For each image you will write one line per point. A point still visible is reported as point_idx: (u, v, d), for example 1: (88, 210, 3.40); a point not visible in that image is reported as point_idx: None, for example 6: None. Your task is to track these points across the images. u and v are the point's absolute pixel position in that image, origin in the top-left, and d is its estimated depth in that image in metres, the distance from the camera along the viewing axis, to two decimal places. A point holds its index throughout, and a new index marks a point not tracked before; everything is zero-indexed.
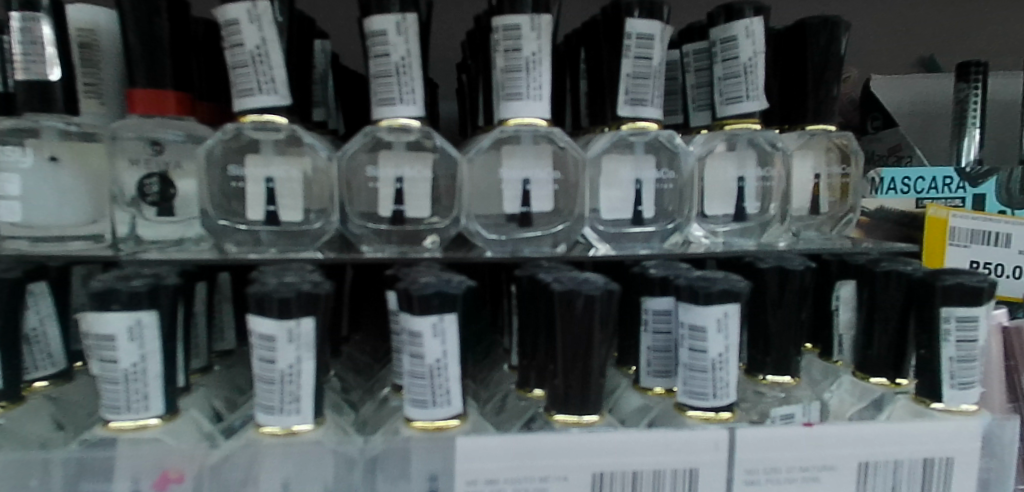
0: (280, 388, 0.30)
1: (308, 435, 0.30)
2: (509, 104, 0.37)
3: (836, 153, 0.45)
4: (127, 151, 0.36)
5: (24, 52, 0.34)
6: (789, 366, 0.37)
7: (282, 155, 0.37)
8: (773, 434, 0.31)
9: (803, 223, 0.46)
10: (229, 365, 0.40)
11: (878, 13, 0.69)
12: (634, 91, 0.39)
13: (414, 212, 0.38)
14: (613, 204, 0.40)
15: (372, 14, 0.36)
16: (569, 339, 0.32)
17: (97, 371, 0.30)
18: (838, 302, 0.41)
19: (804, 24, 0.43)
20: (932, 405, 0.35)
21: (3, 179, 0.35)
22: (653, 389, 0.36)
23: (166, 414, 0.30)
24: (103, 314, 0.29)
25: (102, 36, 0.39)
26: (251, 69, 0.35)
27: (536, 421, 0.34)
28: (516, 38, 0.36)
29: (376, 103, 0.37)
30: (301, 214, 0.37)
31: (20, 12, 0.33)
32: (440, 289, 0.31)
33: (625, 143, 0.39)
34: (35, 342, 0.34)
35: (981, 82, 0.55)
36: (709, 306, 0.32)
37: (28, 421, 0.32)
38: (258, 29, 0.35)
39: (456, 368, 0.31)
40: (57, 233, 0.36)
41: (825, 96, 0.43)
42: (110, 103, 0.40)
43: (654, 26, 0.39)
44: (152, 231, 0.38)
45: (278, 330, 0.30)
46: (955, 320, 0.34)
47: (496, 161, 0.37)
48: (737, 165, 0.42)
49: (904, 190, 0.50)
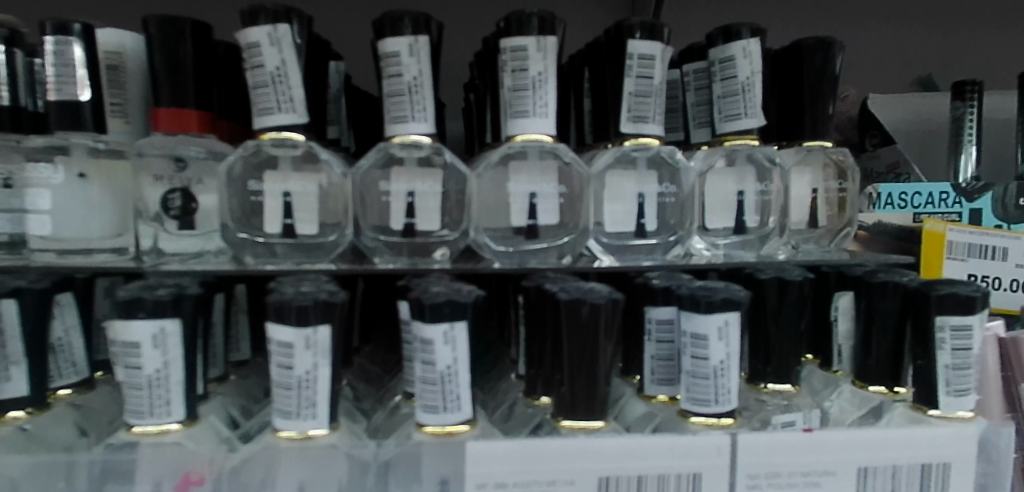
0: (297, 393, 0.31)
1: (323, 440, 0.31)
2: (516, 122, 0.38)
3: (833, 168, 0.47)
4: (151, 168, 0.38)
5: (57, 74, 0.36)
6: (789, 375, 0.38)
7: (299, 171, 0.38)
8: (773, 439, 0.32)
9: (802, 237, 0.48)
10: (244, 375, 0.41)
11: (876, 34, 0.71)
12: (635, 109, 0.40)
13: (424, 225, 0.39)
14: (617, 218, 0.41)
15: (386, 37, 0.38)
16: (575, 346, 0.34)
17: (122, 377, 0.31)
18: (837, 312, 0.42)
19: (800, 45, 0.44)
20: (930, 412, 0.36)
21: (36, 194, 0.37)
22: (657, 397, 0.37)
23: (187, 420, 0.31)
24: (130, 322, 0.30)
25: (129, 59, 0.41)
26: (271, 89, 0.37)
27: (543, 428, 0.35)
28: (522, 59, 0.38)
29: (389, 121, 0.38)
30: (317, 227, 0.39)
31: (54, 36, 0.35)
32: (451, 298, 0.32)
33: (629, 158, 0.41)
34: (61, 351, 0.35)
35: (976, 101, 0.57)
36: (711, 314, 0.33)
37: (53, 427, 0.33)
38: (278, 51, 0.37)
39: (465, 375, 0.32)
40: (84, 246, 0.38)
41: (821, 114, 0.45)
42: (135, 121, 0.42)
43: (656, 48, 0.40)
44: (173, 244, 0.39)
45: (296, 338, 0.31)
46: (950, 329, 0.35)
47: (503, 177, 0.39)
48: (737, 180, 0.43)
49: (902, 205, 0.52)
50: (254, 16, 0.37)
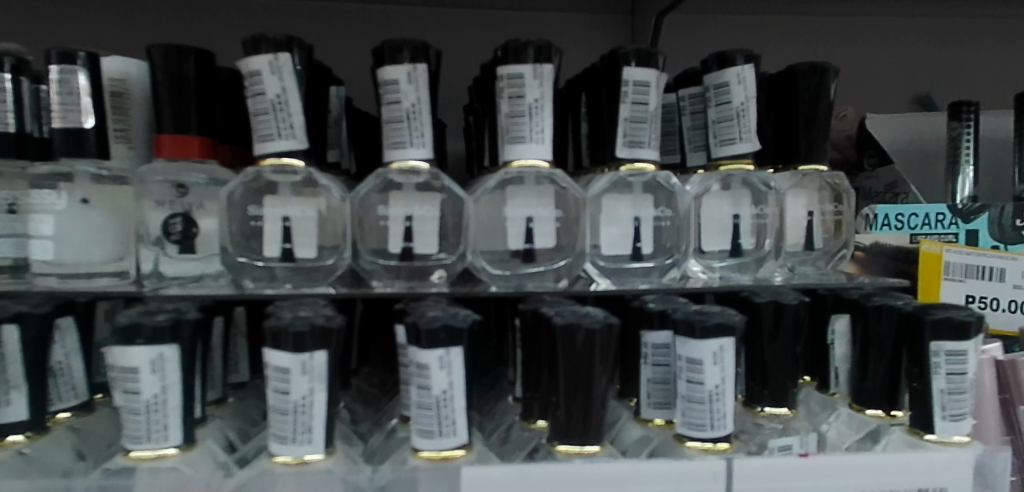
0: (293, 418, 0.31)
1: (319, 465, 0.31)
2: (513, 147, 0.39)
3: (829, 192, 0.47)
4: (152, 193, 0.39)
5: (62, 102, 0.36)
6: (786, 398, 0.38)
7: (298, 196, 0.39)
8: (769, 465, 0.31)
9: (798, 259, 0.48)
10: (242, 397, 0.41)
11: (873, 56, 0.72)
12: (631, 133, 0.41)
13: (422, 249, 0.39)
14: (613, 241, 0.41)
15: (385, 65, 0.38)
16: (571, 370, 0.34)
17: (121, 402, 0.31)
18: (833, 336, 0.42)
19: (794, 70, 0.45)
20: (926, 436, 0.36)
21: (39, 220, 0.37)
22: (653, 421, 0.37)
23: (183, 444, 0.32)
24: (129, 348, 0.30)
25: (133, 86, 0.42)
26: (272, 116, 0.38)
27: (539, 451, 0.35)
28: (519, 86, 0.38)
29: (388, 147, 0.39)
30: (316, 250, 0.39)
31: (59, 65, 0.36)
32: (447, 323, 0.32)
33: (625, 183, 0.41)
34: (61, 375, 0.36)
35: (973, 121, 0.57)
36: (705, 340, 0.34)
37: (51, 450, 0.33)
38: (278, 79, 0.37)
39: (461, 400, 0.33)
40: (86, 270, 0.38)
41: (816, 138, 0.45)
42: (138, 147, 0.42)
43: (651, 74, 0.41)
44: (173, 268, 0.39)
45: (293, 363, 0.31)
46: (944, 354, 0.35)
47: (500, 201, 0.39)
48: (732, 203, 0.43)
49: (898, 226, 0.51)
50: (257, 45, 0.37)
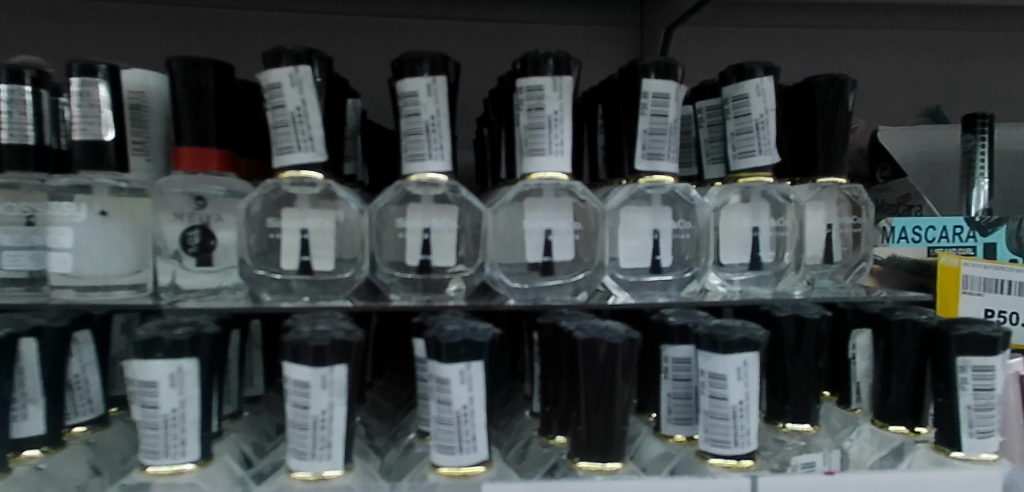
0: (312, 433, 0.31)
1: (337, 481, 0.31)
2: (532, 159, 0.39)
3: (847, 204, 0.47)
4: (171, 206, 0.39)
5: (82, 114, 0.36)
6: (808, 414, 0.38)
7: (316, 208, 0.38)
8: (794, 481, 0.31)
9: (817, 272, 0.47)
10: (257, 411, 0.40)
11: (887, 69, 0.72)
12: (651, 146, 0.40)
13: (439, 261, 0.39)
14: (632, 253, 0.41)
15: (405, 77, 0.38)
16: (592, 386, 0.33)
17: (139, 416, 0.31)
18: (855, 351, 0.41)
19: (812, 82, 0.45)
20: (952, 454, 0.35)
21: (58, 232, 0.37)
22: (675, 437, 0.37)
23: (201, 459, 0.31)
24: (148, 361, 0.30)
25: (151, 98, 0.42)
26: (292, 129, 0.38)
27: (559, 468, 0.34)
28: (539, 98, 0.38)
29: (407, 159, 0.39)
30: (333, 263, 0.39)
31: (80, 77, 0.36)
32: (468, 337, 0.32)
33: (643, 195, 0.41)
34: (77, 388, 0.36)
35: (988, 133, 0.56)
36: (729, 354, 0.33)
37: (67, 465, 0.33)
38: (299, 92, 0.37)
39: (481, 415, 0.32)
40: (103, 283, 0.38)
41: (835, 150, 0.45)
42: (155, 158, 0.42)
43: (670, 86, 0.40)
44: (189, 281, 0.39)
45: (313, 377, 0.31)
46: (971, 369, 0.35)
47: (519, 213, 0.39)
48: (751, 216, 0.43)
49: (915, 239, 0.50)
50: (277, 57, 0.37)
